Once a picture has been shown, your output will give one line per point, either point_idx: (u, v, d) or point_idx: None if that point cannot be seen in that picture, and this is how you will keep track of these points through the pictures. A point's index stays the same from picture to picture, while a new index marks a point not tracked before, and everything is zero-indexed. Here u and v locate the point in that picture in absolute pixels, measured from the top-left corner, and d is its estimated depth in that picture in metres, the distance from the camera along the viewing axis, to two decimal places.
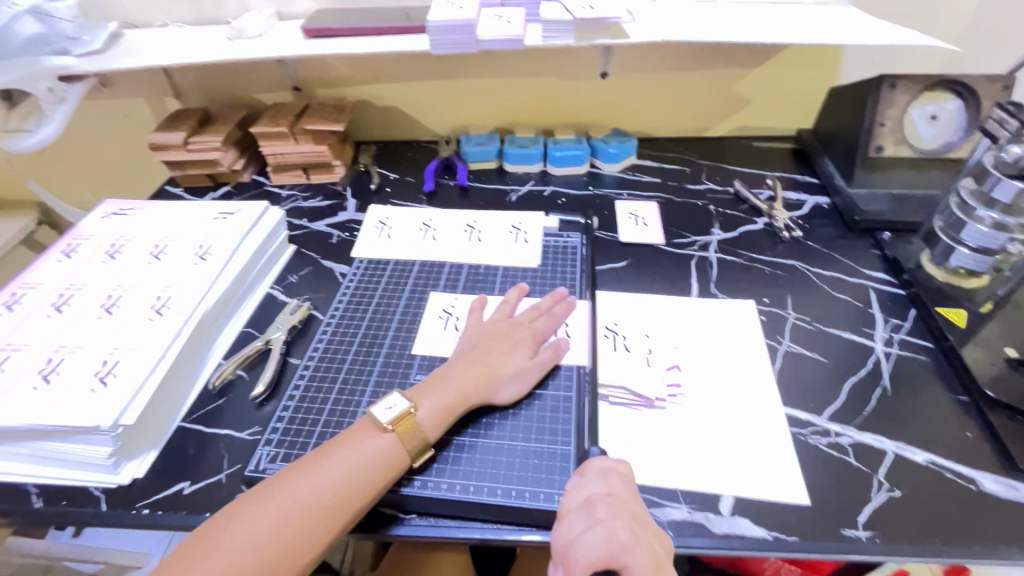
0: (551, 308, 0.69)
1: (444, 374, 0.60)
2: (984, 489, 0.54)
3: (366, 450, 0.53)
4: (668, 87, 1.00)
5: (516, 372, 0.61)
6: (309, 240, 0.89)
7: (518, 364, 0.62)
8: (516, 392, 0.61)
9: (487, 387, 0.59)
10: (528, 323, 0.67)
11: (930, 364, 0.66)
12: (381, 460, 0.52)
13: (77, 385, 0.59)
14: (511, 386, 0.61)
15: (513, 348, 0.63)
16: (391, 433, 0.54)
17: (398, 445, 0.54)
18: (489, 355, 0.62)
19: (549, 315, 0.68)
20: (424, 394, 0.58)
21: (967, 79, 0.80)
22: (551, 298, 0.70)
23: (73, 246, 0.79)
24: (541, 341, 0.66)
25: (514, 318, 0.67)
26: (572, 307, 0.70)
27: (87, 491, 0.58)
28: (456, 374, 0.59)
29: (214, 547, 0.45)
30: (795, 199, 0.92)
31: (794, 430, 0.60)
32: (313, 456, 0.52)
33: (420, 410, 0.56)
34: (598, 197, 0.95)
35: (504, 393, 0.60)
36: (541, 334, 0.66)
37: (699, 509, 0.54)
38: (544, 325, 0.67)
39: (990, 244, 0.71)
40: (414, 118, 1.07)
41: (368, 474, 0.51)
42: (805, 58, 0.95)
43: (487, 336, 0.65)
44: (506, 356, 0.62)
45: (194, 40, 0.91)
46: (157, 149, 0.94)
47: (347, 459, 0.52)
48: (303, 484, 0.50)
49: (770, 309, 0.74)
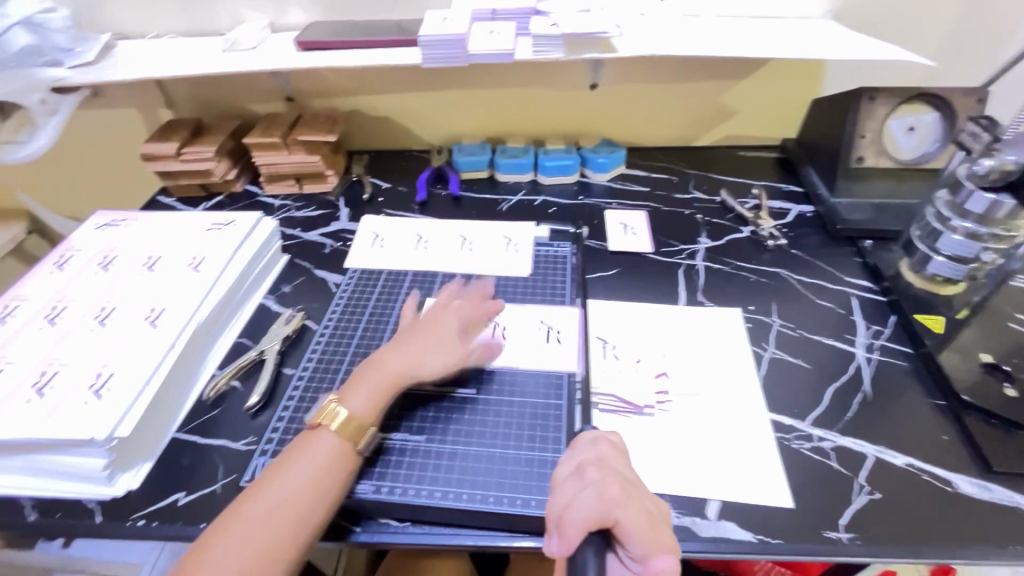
0: (471, 296, 0.71)
1: (369, 365, 0.61)
2: (960, 491, 0.56)
3: (321, 450, 0.54)
4: (655, 98, 1.02)
5: (436, 352, 0.63)
6: (302, 250, 0.90)
7: (438, 344, 0.63)
8: (442, 371, 0.62)
9: (414, 369, 0.61)
10: (445, 306, 0.68)
11: (909, 370, 0.68)
12: (337, 456, 0.54)
13: (72, 398, 0.59)
14: (435, 364, 0.62)
15: (430, 330, 0.64)
16: (329, 430, 0.55)
17: (340, 440, 0.55)
18: (411, 341, 0.63)
19: (471, 300, 0.70)
20: (349, 389, 0.59)
21: (944, 92, 0.82)
22: (468, 289, 0.72)
23: (65, 258, 0.79)
24: (471, 325, 0.67)
25: (430, 307, 0.69)
26: (497, 302, 0.72)
27: (81, 503, 0.59)
28: (376, 363, 0.61)
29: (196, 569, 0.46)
30: (779, 207, 0.95)
31: (779, 435, 0.61)
32: (275, 465, 0.54)
33: (348, 403, 0.57)
34: (588, 206, 0.97)
35: (429, 372, 0.62)
36: (465, 317, 0.67)
37: (687, 513, 0.55)
38: (470, 310, 0.68)
39: (965, 252, 0.73)
40: (406, 128, 1.08)
41: (327, 471, 0.53)
42: (788, 70, 0.97)
43: (410, 326, 0.66)
44: (426, 338, 0.64)
45: (187, 52, 0.92)
46: (150, 160, 0.94)
47: (306, 461, 0.53)
48: (268, 491, 0.51)
49: (755, 316, 0.76)
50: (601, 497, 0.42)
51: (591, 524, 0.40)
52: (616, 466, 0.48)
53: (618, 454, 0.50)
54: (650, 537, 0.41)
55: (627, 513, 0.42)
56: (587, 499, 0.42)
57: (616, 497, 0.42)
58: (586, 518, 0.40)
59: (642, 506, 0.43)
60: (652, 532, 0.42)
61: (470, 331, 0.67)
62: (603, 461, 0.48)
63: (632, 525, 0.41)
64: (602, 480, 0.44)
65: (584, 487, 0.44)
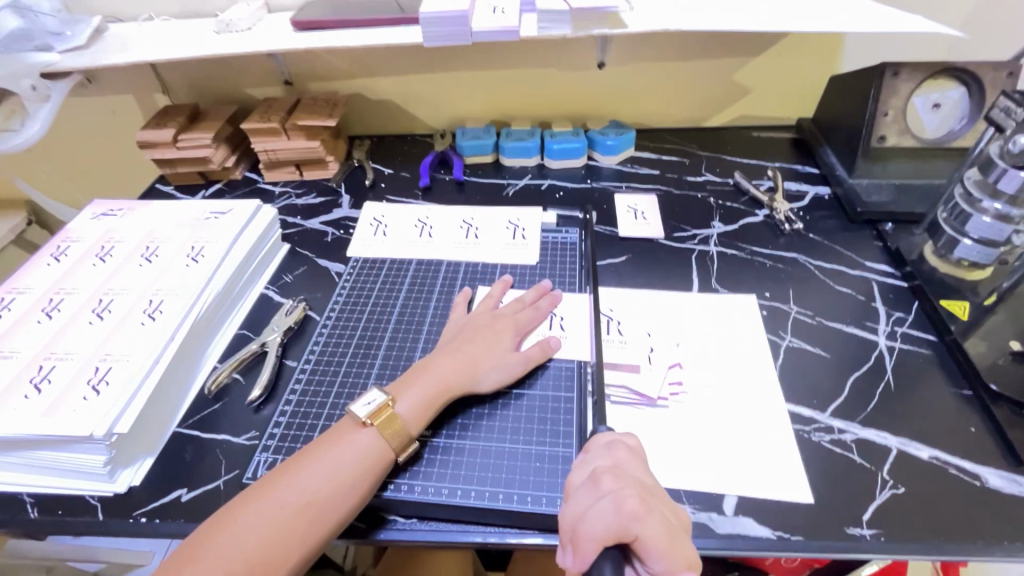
0: (536, 301, 0.70)
1: (425, 366, 0.60)
2: (988, 485, 0.54)
3: (348, 448, 0.52)
4: (666, 77, 0.98)
5: (496, 362, 0.61)
6: (303, 239, 0.88)
7: (501, 354, 0.62)
8: (498, 382, 0.61)
9: (468, 376, 0.59)
10: (511, 315, 0.67)
11: (934, 358, 0.66)
12: (364, 457, 0.52)
13: (69, 393, 0.58)
14: (494, 374, 0.60)
15: (495, 339, 0.63)
16: (372, 428, 0.53)
17: (380, 441, 0.53)
18: (472, 346, 0.62)
19: (533, 308, 0.68)
20: (405, 389, 0.57)
21: (972, 66, 0.78)
22: (535, 292, 0.70)
23: (62, 249, 0.77)
24: (524, 332, 0.66)
25: (497, 310, 0.68)
26: (557, 301, 0.71)
27: (83, 500, 0.58)
28: (438, 365, 0.59)
29: (215, 546, 0.45)
30: (795, 189, 0.91)
31: (797, 427, 0.59)
32: (296, 457, 0.52)
33: (400, 404, 0.56)
34: (597, 190, 0.94)
35: (487, 382, 0.60)
36: (524, 326, 0.66)
37: (703, 509, 0.53)
38: (529, 318, 0.67)
39: (995, 235, 0.70)
40: (408, 112, 1.05)
41: (351, 471, 0.51)
42: (806, 46, 0.93)
43: (471, 327, 0.65)
44: (490, 347, 0.62)
45: (181, 34, 0.89)
46: (146, 147, 0.92)
47: (330, 457, 0.51)
48: (286, 485, 0.49)
49: (771, 303, 0.73)
50: (619, 509, 0.40)
51: (605, 542, 0.39)
52: (633, 473, 0.46)
53: (635, 460, 0.48)
54: (673, 552, 0.39)
55: (646, 527, 0.39)
56: (603, 511, 0.40)
57: (634, 511, 0.40)
58: (602, 533, 0.39)
59: (663, 518, 0.41)
60: (674, 546, 0.40)
61: (521, 335, 0.65)
62: (619, 468, 0.46)
63: (653, 539, 0.39)
64: (619, 490, 0.42)
65: (600, 497, 0.42)
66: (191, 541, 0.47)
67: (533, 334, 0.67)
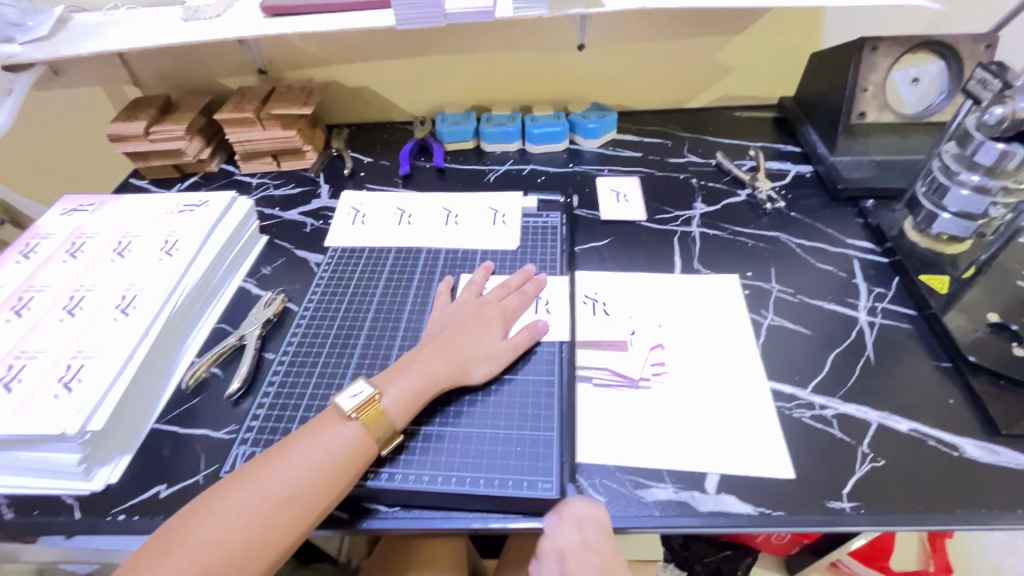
0: (521, 286, 0.69)
1: (411, 358, 0.59)
2: (966, 456, 0.54)
3: (330, 439, 0.51)
4: (647, 58, 0.97)
5: (486, 352, 0.60)
6: (281, 230, 0.86)
7: (489, 343, 0.61)
8: (488, 372, 0.60)
9: (458, 368, 0.59)
10: (497, 301, 0.66)
11: (913, 333, 0.66)
12: (347, 448, 0.51)
13: (40, 392, 0.56)
14: (484, 365, 0.60)
15: (484, 328, 0.62)
16: (357, 420, 0.53)
17: (364, 434, 0.52)
18: (461, 337, 0.61)
19: (519, 293, 0.68)
20: (392, 382, 0.56)
21: (950, 39, 0.77)
22: (519, 276, 0.69)
23: (30, 246, 0.75)
24: (512, 318, 0.65)
25: (482, 298, 0.67)
26: (542, 285, 0.70)
27: (59, 500, 0.57)
28: (426, 359, 0.58)
29: (188, 537, 0.45)
30: (777, 168, 0.91)
31: (779, 404, 0.59)
32: (275, 449, 0.51)
33: (387, 398, 0.55)
34: (578, 174, 0.93)
35: (477, 373, 0.59)
36: (511, 312, 0.65)
37: (685, 488, 0.53)
38: (515, 304, 0.66)
39: (974, 208, 0.70)
40: (386, 99, 1.03)
41: (333, 462, 0.50)
42: (786, 23, 0.92)
43: (458, 317, 0.64)
44: (478, 337, 0.61)
45: (148, 22, 0.86)
46: (117, 140, 0.89)
47: (310, 449, 0.51)
48: (266, 477, 0.48)
49: (753, 282, 0.73)
50: None
51: None
52: (596, 549, 0.50)
53: (603, 535, 0.50)
54: None
55: None
56: None
57: None
58: None
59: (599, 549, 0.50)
60: None
61: (509, 322, 0.65)
62: (585, 550, 0.50)
63: (587, 570, 0.51)
64: None
65: None
66: (163, 533, 0.46)
67: (520, 320, 0.66)
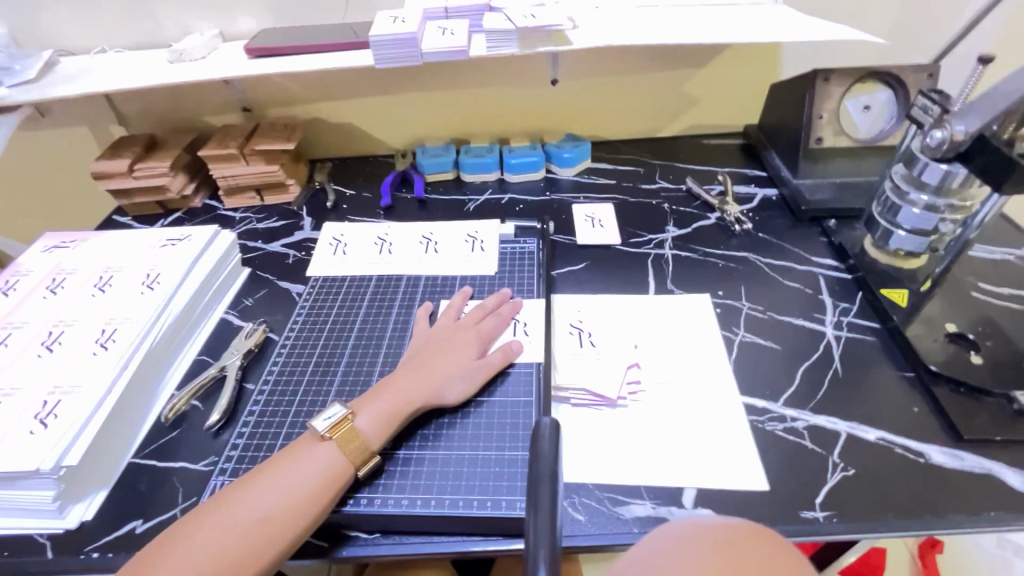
0: (497, 309, 0.71)
1: (387, 381, 0.60)
2: (932, 462, 0.56)
3: (308, 463, 0.52)
4: (617, 90, 1.02)
5: (460, 372, 0.61)
6: (264, 262, 0.88)
7: (463, 364, 0.62)
8: (463, 393, 0.61)
9: (432, 391, 0.59)
10: (473, 324, 0.68)
11: (877, 345, 0.69)
12: (324, 471, 0.52)
13: (15, 428, 0.56)
14: (457, 386, 0.61)
15: (459, 349, 0.64)
16: (332, 441, 0.53)
17: (339, 455, 0.53)
18: (435, 359, 0.62)
19: (495, 315, 0.69)
20: (367, 404, 0.57)
21: (895, 69, 0.83)
22: (495, 299, 0.71)
23: (10, 283, 0.75)
24: (488, 341, 0.67)
25: (458, 322, 0.68)
26: (518, 307, 0.72)
27: (30, 540, 0.55)
28: (401, 381, 0.59)
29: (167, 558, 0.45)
30: (745, 192, 0.95)
31: (752, 418, 0.61)
32: (252, 474, 0.51)
33: (361, 419, 0.56)
34: (555, 202, 0.96)
35: (451, 394, 0.60)
36: (488, 335, 0.67)
37: (663, 504, 0.54)
38: (491, 327, 0.67)
39: (924, 225, 0.73)
40: (368, 134, 1.06)
41: (311, 485, 0.50)
42: (746, 56, 0.98)
43: (435, 340, 0.65)
44: (453, 358, 0.62)
45: (134, 65, 0.89)
46: (100, 178, 0.91)
47: (287, 473, 0.51)
48: (242, 501, 0.49)
49: (724, 301, 0.75)
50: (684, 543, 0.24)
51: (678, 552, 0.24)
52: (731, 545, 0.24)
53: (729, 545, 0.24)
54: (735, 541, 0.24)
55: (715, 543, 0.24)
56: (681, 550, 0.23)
57: None
58: None
59: None
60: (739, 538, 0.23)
61: (486, 344, 0.66)
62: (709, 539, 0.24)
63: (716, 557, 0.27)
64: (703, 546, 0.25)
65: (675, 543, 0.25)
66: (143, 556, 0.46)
67: (497, 342, 0.67)
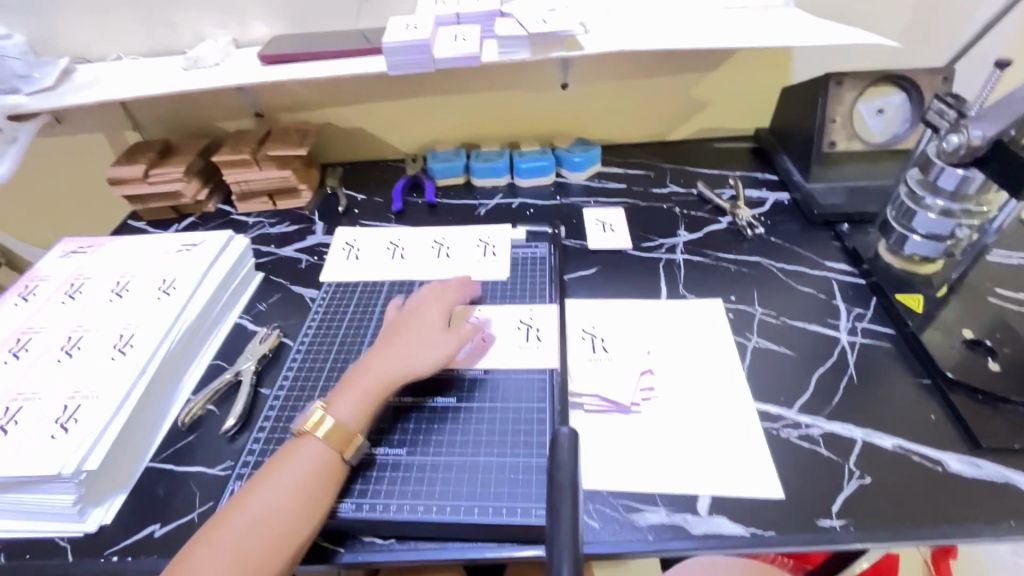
0: (454, 289, 0.72)
1: (357, 370, 0.60)
2: (950, 470, 0.56)
3: (302, 462, 0.53)
4: (627, 94, 1.02)
5: (425, 344, 0.62)
6: (277, 267, 0.88)
7: (425, 340, 0.63)
8: (435, 363, 0.62)
9: (403, 366, 0.60)
10: (430, 303, 0.68)
11: (893, 351, 0.68)
12: (322, 469, 0.53)
13: (36, 433, 0.57)
14: (425, 360, 0.61)
15: (417, 326, 0.65)
16: (314, 435, 0.54)
17: (326, 447, 0.54)
18: (396, 340, 0.63)
19: (447, 293, 0.71)
20: (341, 393, 0.58)
21: (909, 73, 0.82)
22: (450, 282, 0.73)
23: (30, 288, 0.76)
24: (446, 314, 0.68)
25: (415, 302, 0.69)
26: (473, 286, 0.74)
27: (51, 543, 0.56)
28: (371, 365, 0.60)
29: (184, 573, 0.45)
30: (756, 196, 0.95)
31: (767, 425, 0.61)
32: (253, 482, 0.52)
33: (335, 409, 0.56)
34: (566, 206, 0.96)
35: (424, 365, 0.61)
36: (444, 312, 0.67)
37: (678, 511, 0.54)
38: (444, 304, 0.69)
39: (940, 230, 0.72)
40: (379, 138, 1.07)
41: (309, 481, 0.51)
42: (758, 60, 0.98)
43: (395, 324, 0.66)
44: (414, 334, 0.63)
45: (150, 72, 0.90)
46: (117, 184, 0.92)
47: (287, 476, 0.51)
48: (245, 509, 0.49)
49: (737, 306, 0.75)
50: None
51: None
52: None
53: None
54: None
55: None
56: None
57: None
58: None
59: None
60: None
61: (447, 320, 0.67)
62: None
63: None
64: None
65: None
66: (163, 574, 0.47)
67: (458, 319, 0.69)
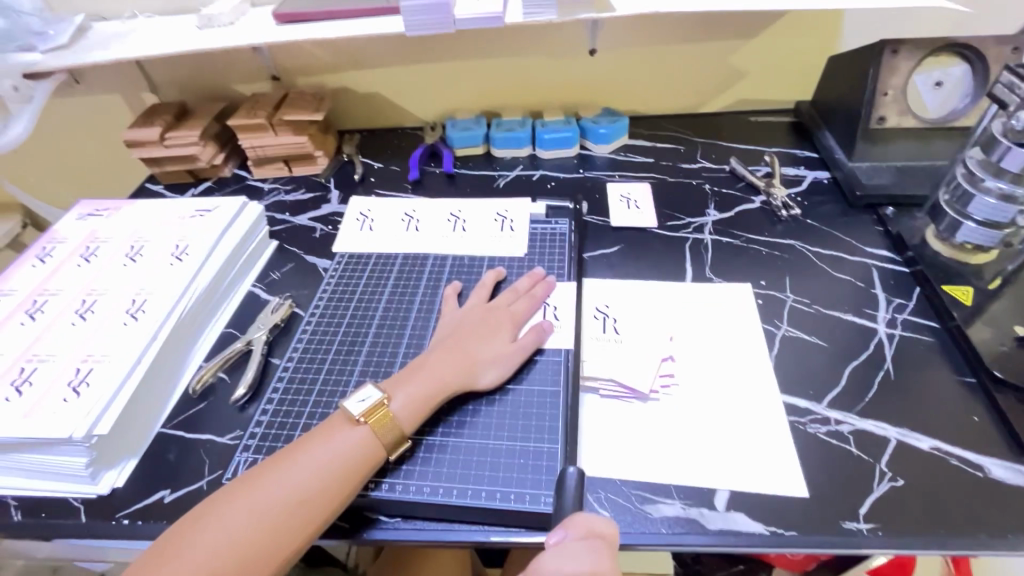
0: (530, 290, 0.69)
1: (421, 362, 0.59)
2: (992, 476, 0.52)
3: (336, 446, 0.51)
4: (660, 62, 0.95)
5: (495, 356, 0.60)
6: (292, 235, 0.87)
7: (497, 347, 0.61)
8: (497, 377, 0.60)
9: (465, 375, 0.58)
10: (506, 306, 0.66)
11: (935, 346, 0.63)
12: (355, 455, 0.51)
13: (50, 395, 0.57)
14: (493, 368, 0.59)
15: (492, 332, 0.62)
16: (364, 424, 0.52)
17: (371, 439, 0.52)
18: (468, 341, 0.61)
19: (528, 297, 0.67)
20: (399, 386, 0.56)
21: (975, 42, 0.75)
22: (529, 280, 0.69)
23: (47, 250, 0.76)
24: (520, 324, 0.65)
25: (491, 304, 0.66)
26: (551, 288, 0.69)
27: (66, 503, 0.57)
28: (434, 363, 0.58)
29: (201, 535, 0.45)
30: (794, 174, 0.89)
31: (793, 419, 0.57)
32: (285, 453, 0.51)
33: (394, 402, 0.55)
34: (589, 180, 0.92)
35: (484, 377, 0.59)
36: (520, 317, 0.65)
37: (693, 505, 0.52)
38: (523, 308, 0.65)
39: (999, 217, 0.67)
40: (397, 105, 1.03)
41: (339, 469, 0.50)
42: (805, 26, 0.90)
43: (466, 323, 0.64)
44: (486, 341, 0.61)
45: (165, 30, 0.87)
46: (133, 146, 0.91)
47: (318, 454, 0.50)
48: (273, 483, 0.48)
49: (767, 292, 0.71)
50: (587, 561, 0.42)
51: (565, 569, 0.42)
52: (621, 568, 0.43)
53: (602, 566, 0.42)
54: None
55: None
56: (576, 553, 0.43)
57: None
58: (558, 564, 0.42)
59: None
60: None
61: (518, 327, 0.64)
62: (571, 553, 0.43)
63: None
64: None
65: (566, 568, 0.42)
66: (178, 531, 0.46)
67: (530, 323, 0.66)
